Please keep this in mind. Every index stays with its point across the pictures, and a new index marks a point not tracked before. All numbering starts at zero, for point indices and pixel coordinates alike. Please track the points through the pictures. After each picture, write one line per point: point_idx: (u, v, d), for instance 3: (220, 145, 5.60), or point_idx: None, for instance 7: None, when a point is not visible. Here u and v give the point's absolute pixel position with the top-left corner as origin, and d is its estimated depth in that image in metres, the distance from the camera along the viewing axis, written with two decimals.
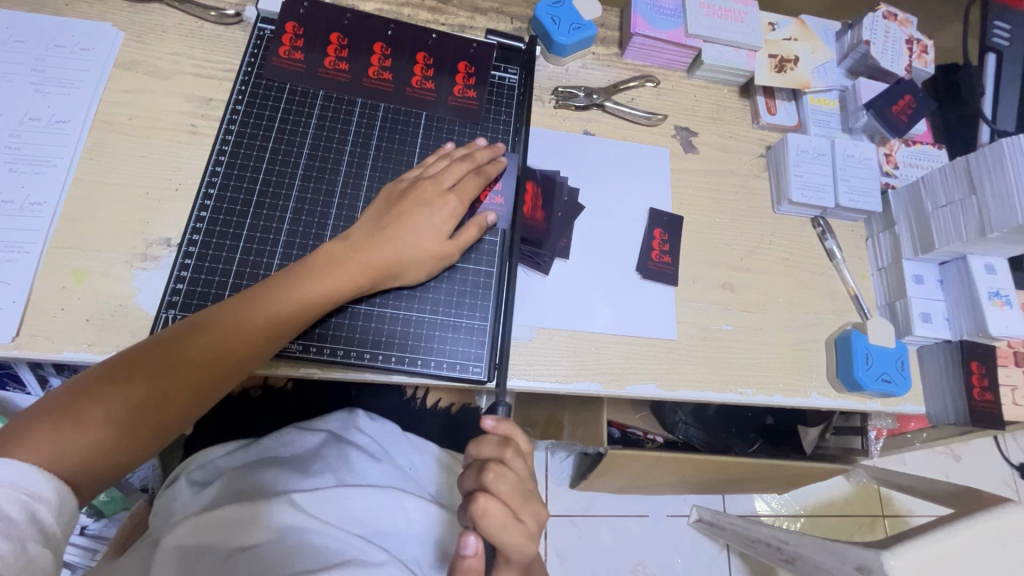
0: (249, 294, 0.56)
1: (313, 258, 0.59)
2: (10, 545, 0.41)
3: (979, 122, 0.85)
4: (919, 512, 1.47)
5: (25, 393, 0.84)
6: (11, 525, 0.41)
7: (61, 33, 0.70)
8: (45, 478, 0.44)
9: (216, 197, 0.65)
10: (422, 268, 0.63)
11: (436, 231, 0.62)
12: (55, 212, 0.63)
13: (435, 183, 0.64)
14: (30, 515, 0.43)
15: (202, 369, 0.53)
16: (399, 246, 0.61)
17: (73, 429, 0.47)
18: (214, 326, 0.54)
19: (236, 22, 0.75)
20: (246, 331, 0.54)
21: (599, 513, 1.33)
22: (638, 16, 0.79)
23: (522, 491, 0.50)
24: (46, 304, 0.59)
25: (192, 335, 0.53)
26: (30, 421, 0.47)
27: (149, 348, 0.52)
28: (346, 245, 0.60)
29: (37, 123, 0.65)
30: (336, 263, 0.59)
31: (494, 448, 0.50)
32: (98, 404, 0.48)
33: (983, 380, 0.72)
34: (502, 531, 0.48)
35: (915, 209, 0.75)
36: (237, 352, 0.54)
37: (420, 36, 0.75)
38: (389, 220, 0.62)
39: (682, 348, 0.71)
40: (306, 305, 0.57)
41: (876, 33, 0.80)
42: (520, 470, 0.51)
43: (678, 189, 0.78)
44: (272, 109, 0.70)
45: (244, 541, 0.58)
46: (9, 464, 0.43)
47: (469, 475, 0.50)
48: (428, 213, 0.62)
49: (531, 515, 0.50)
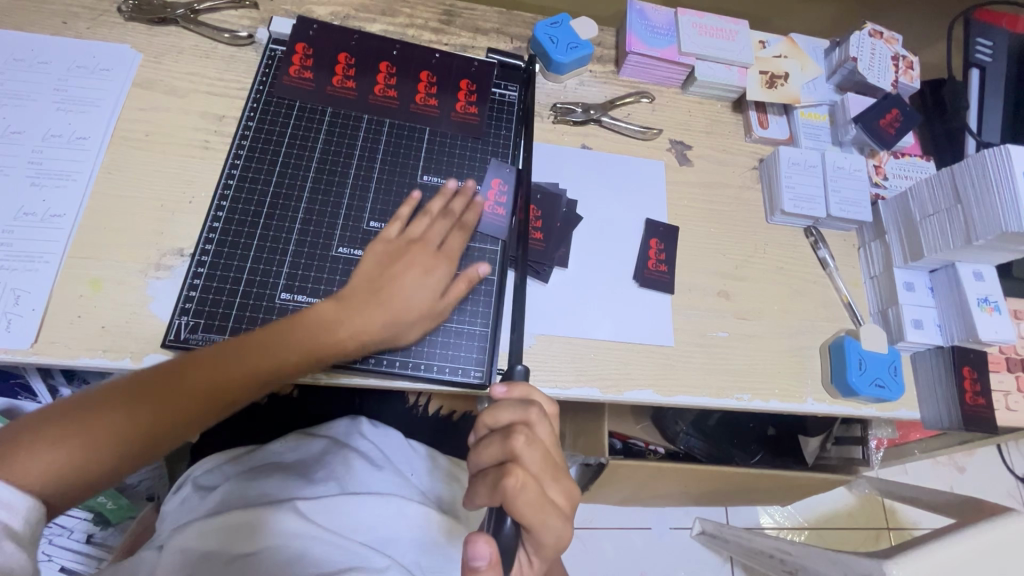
0: (240, 342, 0.57)
1: (327, 304, 0.61)
2: (22, 545, 0.41)
3: (965, 135, 0.87)
4: (924, 524, 1.47)
5: (37, 402, 0.86)
6: (22, 524, 0.42)
7: (83, 54, 0.73)
8: (50, 481, 0.45)
9: (228, 208, 0.68)
10: (417, 329, 0.63)
11: (429, 292, 0.63)
12: (74, 224, 0.65)
13: (424, 248, 0.66)
14: (39, 516, 0.43)
15: (212, 396, 0.54)
16: (396, 307, 0.61)
17: (71, 440, 0.46)
18: (229, 355, 0.55)
19: (248, 44, 0.78)
20: (260, 364, 0.56)
21: (602, 525, 1.34)
22: (633, 36, 0.82)
23: (550, 461, 0.50)
24: (63, 312, 0.62)
25: (207, 361, 0.54)
26: (27, 429, 0.46)
27: (162, 370, 0.53)
28: (341, 306, 0.60)
29: (58, 140, 0.68)
30: (348, 305, 0.61)
31: (516, 412, 0.51)
32: (103, 417, 0.48)
33: (975, 385, 0.74)
34: (538, 510, 0.48)
35: (904, 218, 0.77)
36: (247, 382, 0.55)
37: (424, 56, 0.78)
38: (385, 279, 0.63)
39: (679, 354, 0.73)
40: (302, 359, 0.58)
41: (863, 50, 0.83)
42: (546, 437, 0.51)
43: (674, 200, 0.81)
44: (283, 125, 0.73)
45: (251, 545, 0.60)
46: (16, 467, 0.44)
47: (498, 445, 0.50)
48: (420, 277, 0.63)
49: (559, 490, 0.50)
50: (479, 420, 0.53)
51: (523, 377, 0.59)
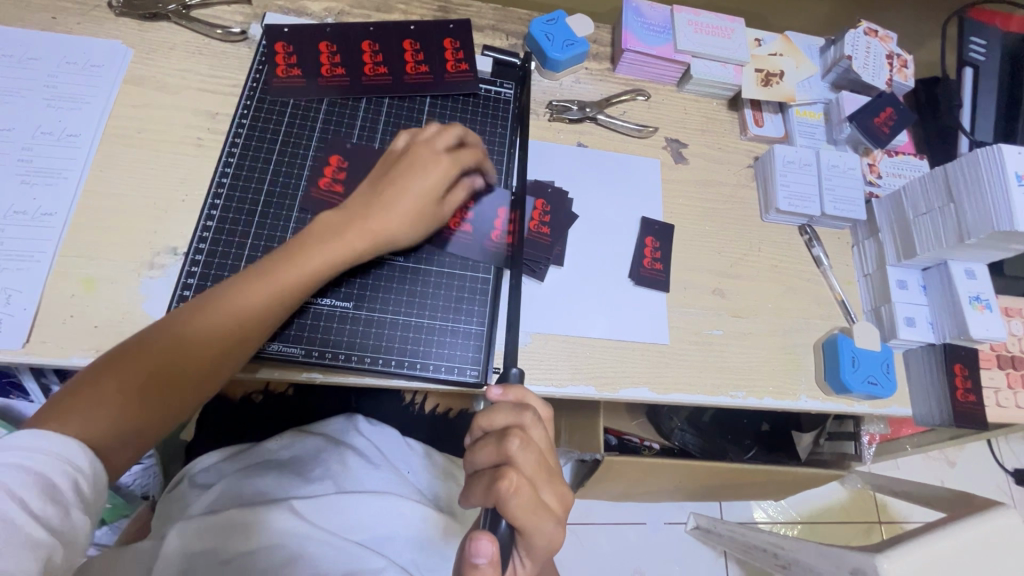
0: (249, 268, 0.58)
1: (330, 212, 0.61)
2: (57, 512, 0.43)
3: (958, 134, 0.87)
4: (915, 517, 1.48)
5: (30, 401, 0.85)
6: (57, 494, 0.43)
7: (73, 50, 0.72)
8: (79, 446, 0.46)
9: (222, 207, 0.67)
10: (417, 226, 0.63)
11: (428, 190, 0.63)
12: (66, 222, 0.65)
13: (429, 147, 0.64)
14: (73, 483, 0.44)
15: (206, 344, 0.53)
16: (394, 207, 0.61)
17: (95, 407, 0.48)
18: (224, 303, 0.55)
19: (242, 40, 0.78)
20: (272, 288, 0.56)
21: (597, 521, 1.34)
22: (629, 33, 0.82)
23: (543, 464, 0.50)
24: (56, 311, 0.61)
25: (199, 315, 0.54)
26: (61, 396, 0.48)
27: (162, 328, 0.53)
28: (341, 215, 0.60)
29: (49, 137, 0.68)
30: (344, 211, 0.61)
31: (511, 415, 0.52)
32: (111, 379, 0.49)
33: (965, 382, 0.74)
34: (529, 511, 0.48)
35: (897, 217, 0.77)
36: (236, 345, 0.55)
37: (400, 26, 0.76)
38: (383, 183, 0.62)
39: (674, 352, 0.73)
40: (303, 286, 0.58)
41: (858, 49, 0.83)
42: (540, 441, 0.51)
43: (669, 199, 0.81)
44: (277, 121, 0.72)
45: (247, 545, 0.59)
46: (38, 433, 0.44)
47: (492, 449, 0.50)
48: (421, 175, 0.62)
49: (553, 492, 0.50)
50: (475, 422, 0.53)
51: (517, 381, 0.59)
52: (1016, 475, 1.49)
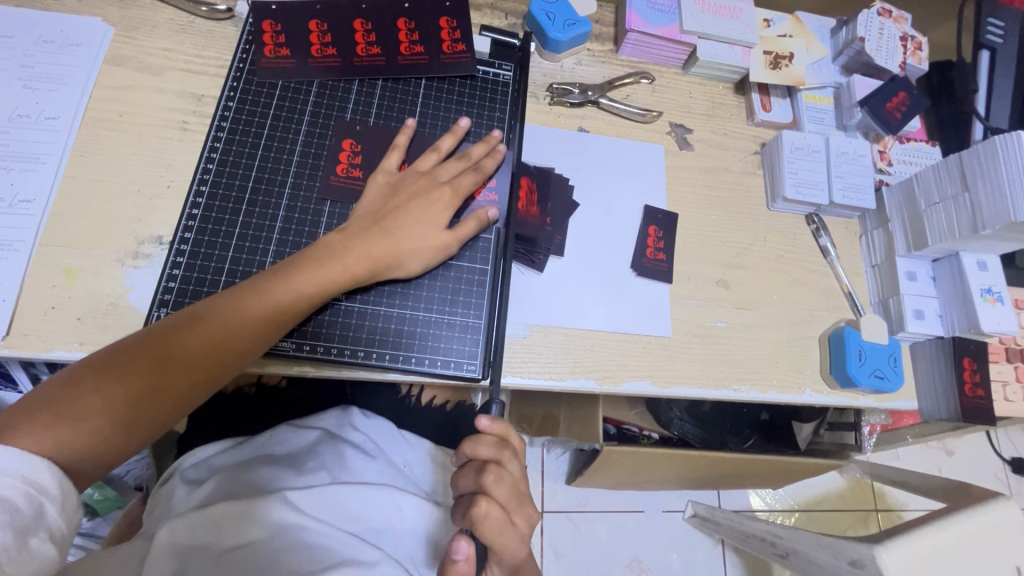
0: (248, 282, 0.57)
1: (333, 235, 0.60)
2: (17, 539, 0.42)
3: (972, 120, 0.85)
4: (911, 506, 1.48)
5: (17, 392, 0.83)
6: (19, 517, 0.43)
7: (50, 28, 0.69)
8: (47, 467, 0.45)
9: (208, 194, 0.65)
10: (422, 259, 0.63)
11: (433, 225, 0.63)
12: (45, 210, 0.62)
13: (430, 181, 0.65)
14: (37, 507, 0.44)
15: (195, 361, 0.53)
16: (398, 237, 0.61)
17: (75, 417, 0.48)
18: (215, 316, 0.54)
19: (228, 18, 0.74)
20: (267, 305, 0.55)
21: (594, 509, 1.34)
22: (633, 13, 0.79)
23: (518, 492, 0.50)
24: (36, 303, 0.59)
25: (189, 327, 0.53)
26: (40, 401, 0.48)
27: (149, 339, 0.52)
28: (344, 236, 0.60)
29: (26, 120, 0.65)
30: (350, 237, 0.60)
31: (494, 448, 0.51)
32: (92, 392, 0.49)
33: (974, 376, 0.72)
34: (501, 535, 0.48)
35: (909, 206, 0.75)
36: (224, 362, 0.54)
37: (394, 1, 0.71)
38: (387, 212, 0.62)
39: (676, 345, 0.71)
40: (300, 307, 0.57)
41: (871, 29, 0.80)
42: (516, 472, 0.51)
43: (673, 186, 0.78)
44: (265, 105, 0.69)
45: (238, 539, 0.58)
46: (9, 452, 0.44)
47: (472, 475, 0.49)
48: (424, 207, 0.63)
49: (523, 517, 0.51)
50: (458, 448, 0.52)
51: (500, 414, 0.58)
52: (1013, 464, 1.49)
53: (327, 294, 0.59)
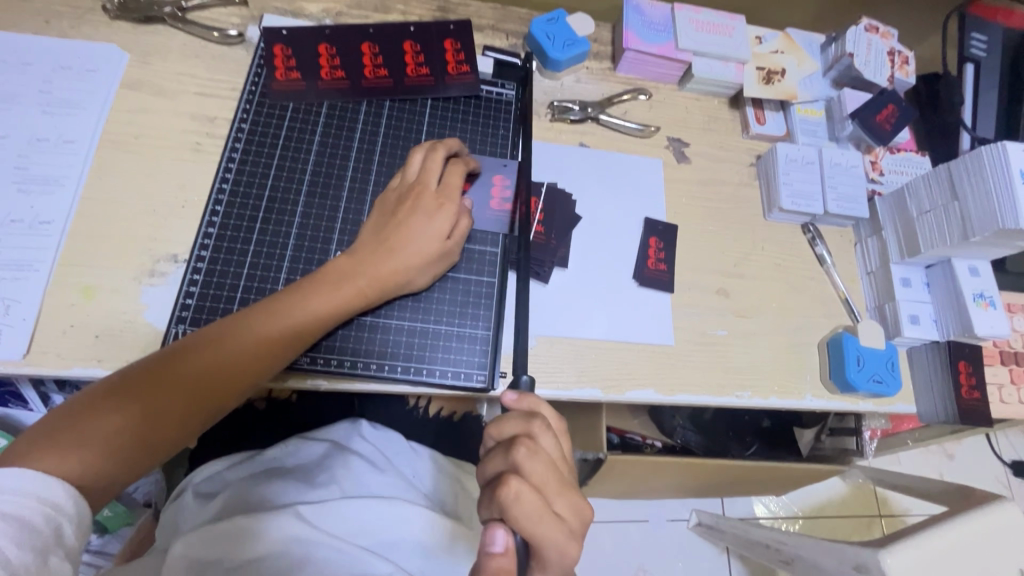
0: (258, 305, 0.58)
1: (339, 257, 0.62)
2: (34, 559, 0.43)
3: (960, 130, 0.89)
4: (915, 511, 1.49)
5: (29, 410, 0.85)
6: (36, 538, 0.44)
7: (67, 54, 0.71)
8: (62, 487, 0.47)
9: (223, 214, 0.67)
10: (424, 273, 0.64)
11: (432, 238, 0.63)
12: (63, 230, 0.64)
13: (431, 192, 0.65)
14: (55, 527, 0.45)
15: (208, 380, 0.54)
16: (400, 254, 0.62)
17: (94, 437, 0.49)
18: (227, 338, 0.55)
19: (239, 42, 0.77)
20: (280, 326, 0.57)
21: (599, 519, 1.34)
22: (630, 32, 0.81)
23: (555, 473, 0.50)
24: (56, 322, 0.60)
25: (202, 349, 0.54)
26: (58, 423, 0.49)
27: (160, 361, 0.53)
28: (349, 258, 0.61)
29: (45, 143, 0.67)
30: (354, 258, 0.61)
31: (520, 423, 0.52)
32: (108, 416, 0.50)
33: (970, 379, 0.75)
34: (539, 518, 0.48)
35: (900, 215, 0.77)
36: (234, 380, 0.55)
37: (400, 27, 0.71)
38: (388, 230, 0.63)
39: (679, 352, 0.73)
40: (307, 326, 0.58)
41: (859, 45, 0.83)
42: (551, 450, 0.52)
43: (672, 198, 0.81)
44: (276, 127, 0.71)
45: (252, 553, 0.59)
46: (29, 475, 0.45)
47: (501, 458, 0.51)
48: (425, 221, 0.63)
49: (565, 502, 0.50)
50: (489, 434, 0.54)
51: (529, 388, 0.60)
52: (1014, 467, 1.50)
53: (334, 315, 0.60)
